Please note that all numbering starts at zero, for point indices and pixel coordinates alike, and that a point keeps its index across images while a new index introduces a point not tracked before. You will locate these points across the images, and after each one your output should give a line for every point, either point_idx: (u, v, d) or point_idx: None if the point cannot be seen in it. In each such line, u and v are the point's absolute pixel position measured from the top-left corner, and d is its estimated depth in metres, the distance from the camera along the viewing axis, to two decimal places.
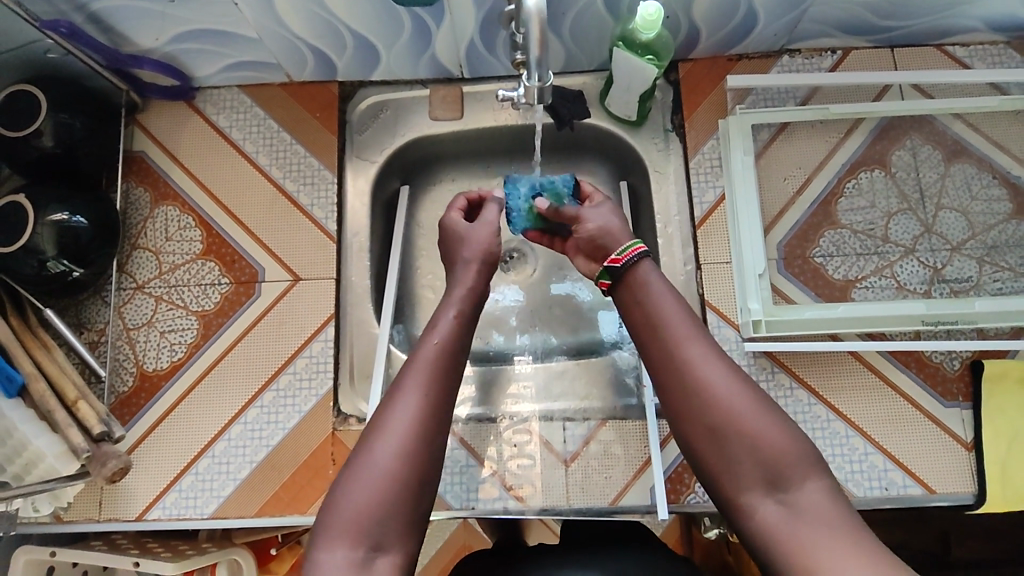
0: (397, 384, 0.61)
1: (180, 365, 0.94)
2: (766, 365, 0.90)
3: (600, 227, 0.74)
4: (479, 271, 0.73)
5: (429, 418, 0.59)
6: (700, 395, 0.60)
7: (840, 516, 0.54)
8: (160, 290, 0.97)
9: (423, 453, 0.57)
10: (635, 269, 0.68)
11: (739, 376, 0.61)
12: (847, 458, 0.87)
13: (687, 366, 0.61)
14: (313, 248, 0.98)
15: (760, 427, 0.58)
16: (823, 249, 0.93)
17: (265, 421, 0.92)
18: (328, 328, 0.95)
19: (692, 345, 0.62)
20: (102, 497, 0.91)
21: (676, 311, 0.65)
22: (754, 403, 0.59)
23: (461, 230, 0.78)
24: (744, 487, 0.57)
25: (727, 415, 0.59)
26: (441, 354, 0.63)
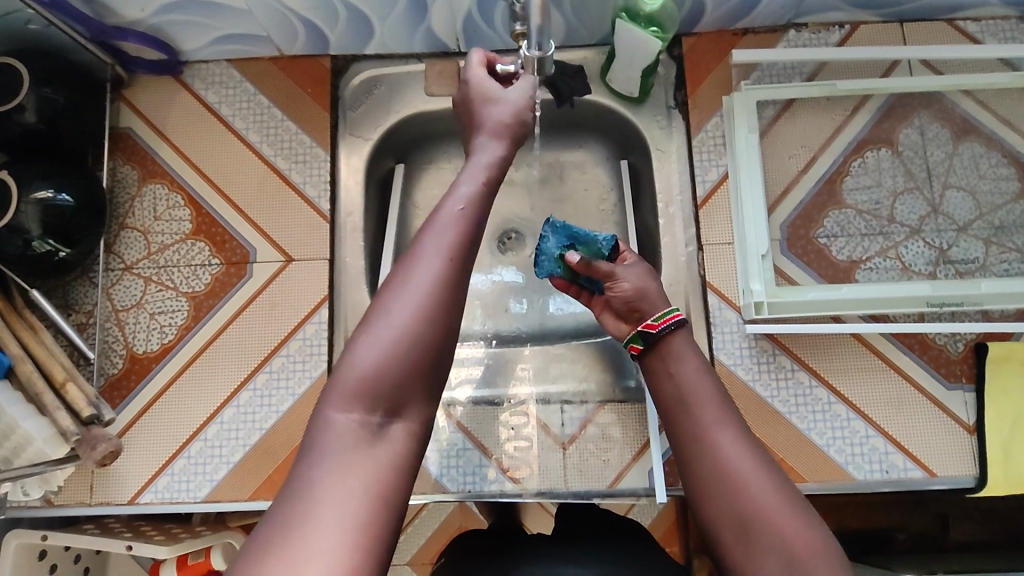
0: (416, 245, 0.54)
1: (171, 347, 0.92)
2: (767, 348, 0.88)
3: (637, 290, 0.75)
4: (502, 129, 0.67)
5: (455, 279, 0.53)
6: (723, 482, 0.56)
7: None
8: (149, 271, 0.95)
9: (442, 313, 0.51)
10: (671, 342, 0.69)
11: (768, 465, 0.57)
12: (848, 442, 0.86)
13: (713, 454, 0.58)
14: (306, 227, 0.96)
15: (784, 524, 0.53)
16: (827, 229, 0.91)
17: (258, 404, 0.90)
18: (322, 310, 0.93)
19: (721, 430, 0.59)
20: (93, 481, 0.89)
21: (710, 394, 0.63)
22: (783, 497, 0.55)
23: (490, 90, 0.71)
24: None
25: (750, 506, 0.54)
26: (467, 216, 0.56)
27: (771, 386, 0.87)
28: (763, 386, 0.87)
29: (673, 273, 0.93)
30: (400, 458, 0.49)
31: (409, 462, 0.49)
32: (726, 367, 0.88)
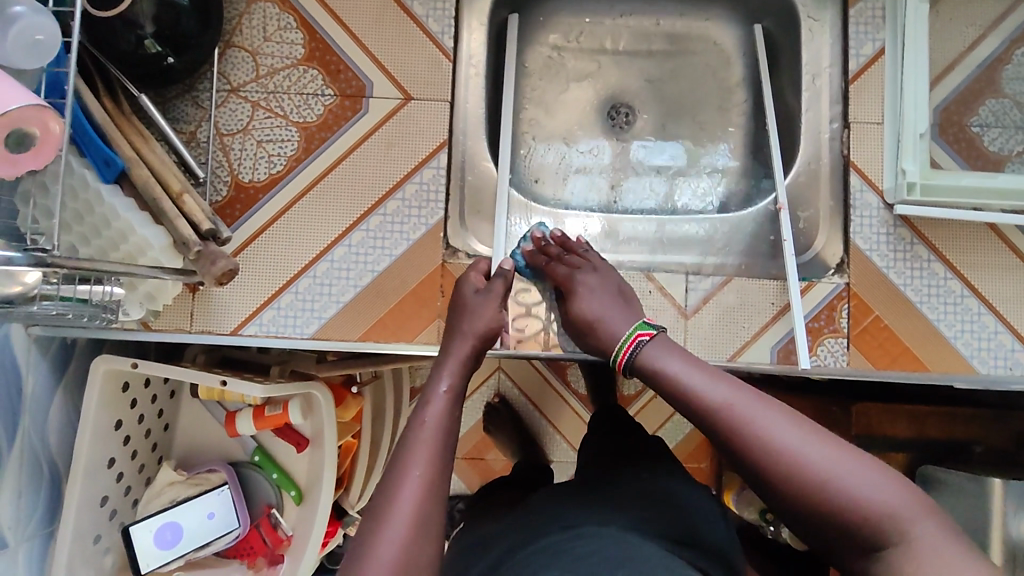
0: (403, 458, 0.64)
1: (280, 179, 0.88)
2: (906, 236, 0.85)
3: (596, 313, 0.77)
4: (467, 369, 0.75)
5: (433, 478, 0.62)
6: (707, 417, 0.59)
7: (950, 544, 0.49)
8: (257, 96, 0.88)
9: (428, 505, 0.61)
10: (573, 288, 0.82)
11: (730, 382, 0.60)
12: (975, 336, 0.84)
13: (688, 397, 0.61)
14: (427, 65, 0.89)
15: (768, 420, 0.56)
16: (981, 118, 0.87)
17: (371, 245, 0.87)
18: (441, 155, 0.89)
19: (678, 372, 0.64)
20: (194, 309, 0.86)
21: (714, 376, 0.61)
22: (758, 400, 0.58)
23: (463, 300, 0.82)
24: (837, 536, 0.53)
25: (737, 423, 0.57)
26: (437, 427, 0.67)
27: (905, 274, 0.85)
28: (897, 274, 0.85)
29: (812, 150, 0.89)
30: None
31: None
32: (861, 251, 0.86)
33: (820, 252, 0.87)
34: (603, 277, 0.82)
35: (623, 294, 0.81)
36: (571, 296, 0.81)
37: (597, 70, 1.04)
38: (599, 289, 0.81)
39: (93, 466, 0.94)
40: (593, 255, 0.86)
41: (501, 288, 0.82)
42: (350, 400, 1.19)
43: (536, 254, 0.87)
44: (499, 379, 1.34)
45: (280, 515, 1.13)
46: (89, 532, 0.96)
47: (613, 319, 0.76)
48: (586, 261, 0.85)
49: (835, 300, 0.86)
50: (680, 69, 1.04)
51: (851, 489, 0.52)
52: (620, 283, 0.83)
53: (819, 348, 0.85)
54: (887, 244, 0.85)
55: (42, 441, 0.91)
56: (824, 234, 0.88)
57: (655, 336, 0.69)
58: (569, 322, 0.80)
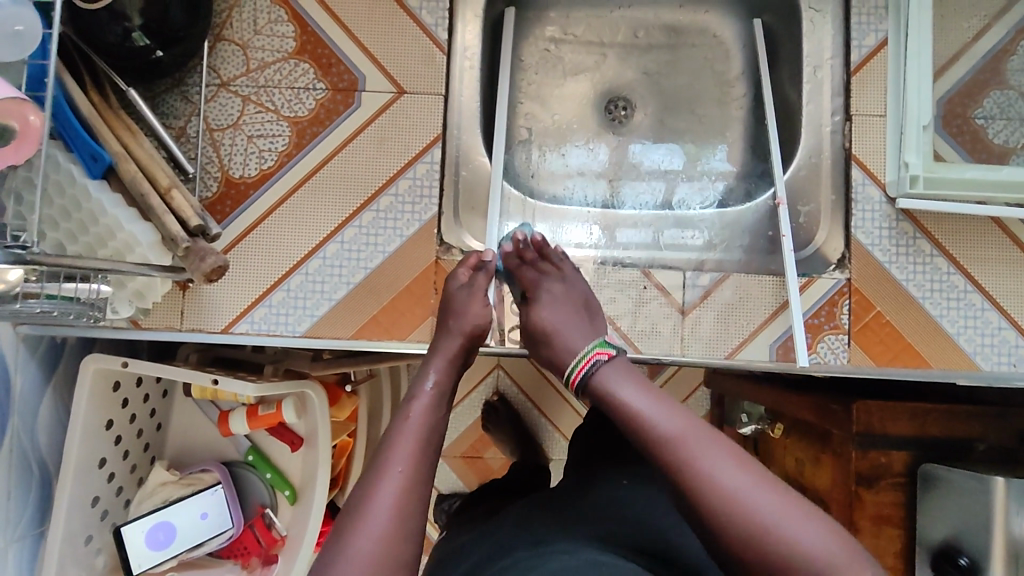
0: (384, 457, 0.66)
1: (271, 175, 0.86)
2: (909, 230, 0.84)
3: (553, 326, 0.77)
4: (454, 366, 0.77)
5: (414, 477, 0.65)
6: (742, 522, 0.55)
7: (833, 549, 0.54)
8: (248, 90, 0.87)
9: (408, 506, 0.63)
10: (602, 377, 0.68)
11: (765, 485, 0.57)
12: (978, 332, 0.83)
13: (726, 501, 0.56)
14: (421, 58, 0.87)
15: (796, 531, 0.55)
16: (985, 110, 0.85)
17: (364, 242, 0.86)
18: (435, 149, 0.87)
19: (719, 469, 0.58)
20: (183, 306, 0.85)
21: (631, 390, 0.66)
22: (788, 506, 0.56)
23: (448, 294, 0.81)
24: (726, 545, 0.56)
25: (770, 533, 0.55)
26: (420, 425, 0.69)
27: (907, 269, 0.84)
28: (899, 269, 0.84)
29: (813, 143, 0.88)
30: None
31: None
32: (862, 246, 0.84)
33: (820, 247, 0.86)
34: (568, 287, 0.81)
35: (589, 308, 0.80)
36: (533, 303, 0.80)
37: (594, 63, 1.03)
38: (632, 369, 0.70)
39: (84, 466, 0.93)
40: (564, 265, 0.83)
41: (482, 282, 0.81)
42: (346, 400, 1.19)
43: (507, 256, 0.84)
44: (497, 377, 1.33)
45: (274, 515, 1.12)
46: (81, 533, 0.95)
47: (569, 332, 0.76)
48: (557, 270, 0.83)
49: (835, 296, 0.84)
50: (678, 62, 1.02)
51: (824, 565, 0.53)
52: (589, 304, 0.81)
53: (820, 345, 0.83)
54: (889, 239, 0.84)
55: (32, 441, 0.90)
56: (825, 229, 0.86)
57: (614, 357, 0.70)
58: (527, 331, 0.80)
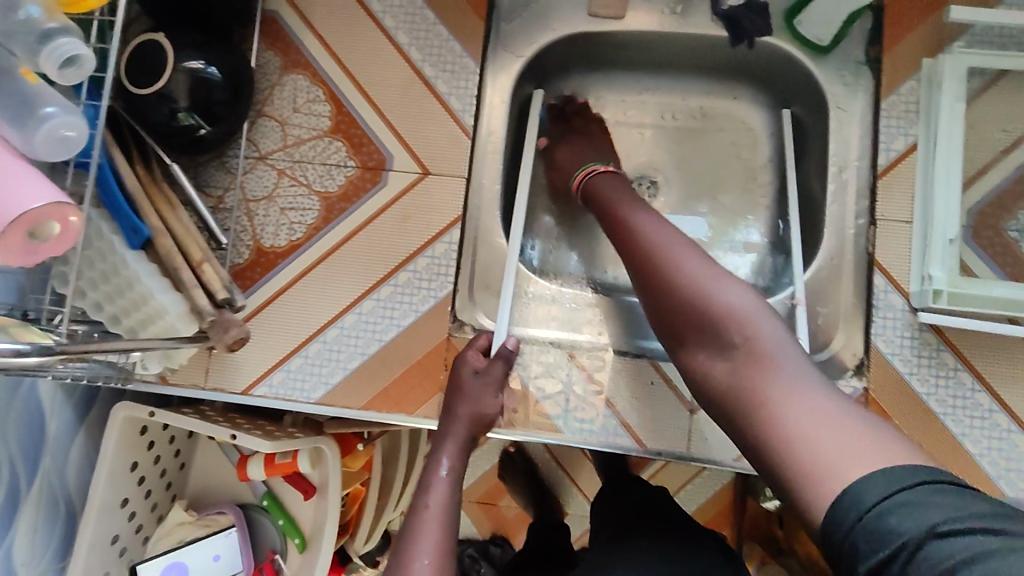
0: (409, 549, 0.68)
1: (299, 246, 0.90)
2: (932, 342, 0.81)
3: (570, 153, 0.95)
4: (462, 452, 0.80)
5: (439, 572, 0.66)
6: (697, 299, 0.68)
7: (783, 343, 0.63)
8: (283, 164, 0.92)
9: None
10: (596, 181, 0.87)
11: (722, 283, 0.69)
12: (1004, 455, 0.79)
13: (684, 284, 0.69)
14: (447, 141, 0.91)
15: (743, 322, 0.65)
16: (1019, 223, 0.82)
17: (380, 315, 0.89)
18: (454, 230, 0.90)
19: (684, 264, 0.70)
20: (209, 365, 0.89)
21: (643, 221, 0.77)
22: (741, 300, 0.67)
23: (460, 380, 0.83)
24: (706, 334, 0.67)
25: (722, 316, 0.66)
26: (440, 512, 0.72)
27: (928, 383, 0.81)
28: (920, 381, 0.81)
29: (835, 244, 0.86)
30: None
31: None
32: (882, 354, 0.81)
33: (837, 351, 0.84)
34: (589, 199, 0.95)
35: (604, 213, 0.94)
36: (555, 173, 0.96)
37: (620, 144, 1.04)
38: (623, 180, 0.87)
39: (107, 505, 0.98)
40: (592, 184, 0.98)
41: (499, 371, 0.83)
42: (360, 451, 1.21)
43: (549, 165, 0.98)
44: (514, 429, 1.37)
45: (284, 561, 1.15)
46: (99, 570, 1.00)
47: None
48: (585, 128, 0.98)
49: None
50: (704, 147, 1.03)
51: (778, 368, 0.62)
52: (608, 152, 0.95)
53: None
54: (910, 349, 0.81)
55: (61, 479, 0.95)
56: (843, 333, 0.84)
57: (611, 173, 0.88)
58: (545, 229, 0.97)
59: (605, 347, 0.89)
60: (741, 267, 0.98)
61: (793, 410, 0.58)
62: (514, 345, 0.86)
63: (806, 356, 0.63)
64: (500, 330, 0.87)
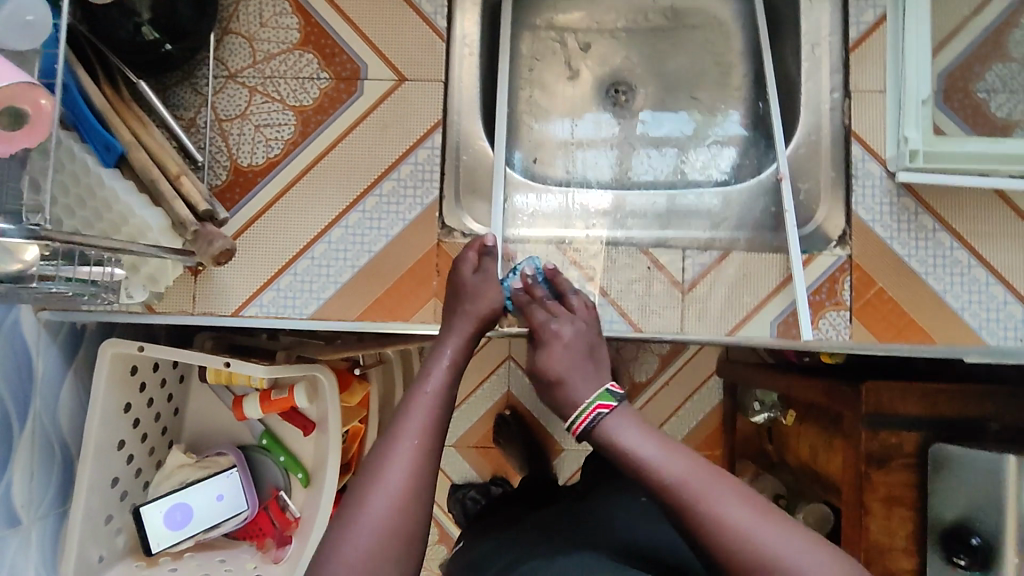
0: (394, 430, 0.69)
1: (277, 163, 0.89)
2: (910, 206, 0.83)
3: (562, 373, 0.72)
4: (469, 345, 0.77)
5: (424, 451, 0.67)
6: (755, 559, 0.56)
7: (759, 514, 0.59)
8: (254, 81, 0.90)
9: (417, 486, 0.65)
10: (607, 425, 0.68)
11: (767, 517, 0.58)
12: (983, 307, 0.83)
13: (742, 540, 0.57)
14: (421, 46, 0.89)
15: (802, 560, 0.56)
16: (987, 84, 0.85)
17: (367, 226, 0.88)
18: (435, 135, 0.89)
19: (725, 506, 0.59)
20: (196, 290, 0.88)
21: (608, 434, 0.67)
22: (794, 537, 0.57)
23: (461, 278, 0.81)
24: (700, 524, 0.59)
25: (781, 564, 0.55)
26: (435, 398, 0.71)
27: (909, 246, 0.83)
28: (902, 246, 0.83)
29: (813, 120, 0.87)
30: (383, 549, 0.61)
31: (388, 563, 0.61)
32: (863, 222, 0.84)
33: (821, 224, 0.86)
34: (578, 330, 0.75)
35: (596, 353, 0.75)
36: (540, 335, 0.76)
37: (594, 49, 1.04)
38: (638, 420, 0.69)
39: (103, 448, 0.97)
40: (581, 300, 0.80)
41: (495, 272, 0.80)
42: (357, 385, 1.20)
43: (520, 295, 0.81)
44: (509, 367, 1.43)
45: (288, 497, 1.15)
46: (101, 513, 0.99)
47: (575, 381, 0.71)
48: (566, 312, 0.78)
49: (836, 273, 0.84)
50: (678, 45, 1.03)
51: (767, 548, 0.56)
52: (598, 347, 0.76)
53: (821, 322, 0.84)
54: (889, 215, 0.84)
55: (53, 423, 0.93)
56: (826, 206, 0.86)
57: (615, 409, 0.68)
58: (534, 374, 0.75)
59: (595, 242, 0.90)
60: (720, 157, 1.00)
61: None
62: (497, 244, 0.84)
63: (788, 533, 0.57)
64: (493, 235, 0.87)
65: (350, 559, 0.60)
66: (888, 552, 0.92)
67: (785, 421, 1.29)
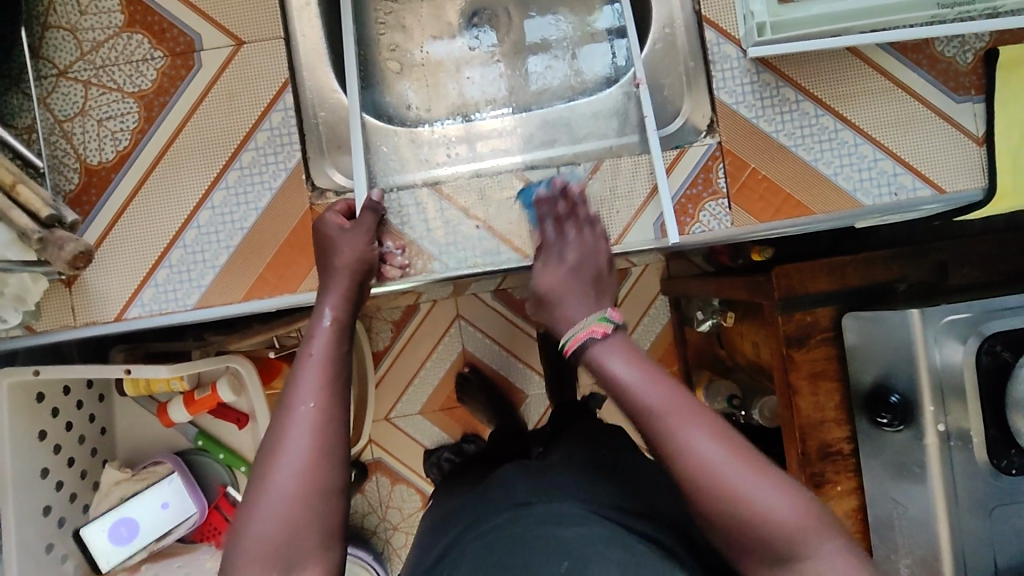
0: (289, 396, 0.64)
1: (128, 155, 0.85)
2: (771, 81, 0.83)
3: (554, 292, 0.72)
4: (349, 300, 0.74)
5: (327, 411, 0.63)
6: (729, 506, 0.55)
7: (740, 458, 0.57)
8: (86, 74, 0.85)
9: (325, 447, 0.62)
10: (597, 352, 0.64)
11: (745, 459, 0.57)
12: (857, 169, 0.83)
13: (714, 482, 0.56)
14: (252, 5, 0.85)
15: (769, 502, 0.55)
16: None
17: (234, 203, 0.85)
18: (286, 96, 0.85)
19: (700, 443, 0.57)
20: (72, 302, 0.84)
21: (611, 360, 0.63)
22: (770, 483, 0.56)
23: (329, 239, 0.79)
24: (681, 459, 0.57)
25: (749, 507, 0.55)
26: (325, 356, 0.67)
27: (776, 121, 0.83)
28: (768, 122, 0.84)
29: (665, 11, 0.87)
30: (300, 520, 0.58)
31: (311, 530, 0.59)
32: (728, 106, 0.84)
33: (688, 117, 0.86)
34: (582, 253, 0.75)
35: (598, 281, 0.74)
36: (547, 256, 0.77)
37: None
38: (630, 346, 0.65)
39: (25, 478, 0.95)
40: (590, 230, 0.78)
41: (370, 223, 0.80)
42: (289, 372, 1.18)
43: (542, 202, 0.79)
44: (460, 327, 1.44)
45: (236, 492, 1.13)
46: (39, 542, 0.97)
47: (569, 303, 0.70)
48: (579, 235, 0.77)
49: (709, 162, 0.84)
50: None
51: (745, 492, 0.55)
52: (592, 265, 0.75)
53: (702, 213, 0.84)
54: (750, 94, 0.83)
55: None
56: (689, 101, 0.86)
57: (610, 334, 0.65)
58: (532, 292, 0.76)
59: (490, 176, 0.88)
60: (601, 53, 0.98)
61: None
62: (380, 196, 0.82)
63: (766, 473, 0.57)
64: (358, 190, 0.84)
65: (266, 535, 0.57)
66: (822, 424, 0.94)
67: (727, 324, 1.30)
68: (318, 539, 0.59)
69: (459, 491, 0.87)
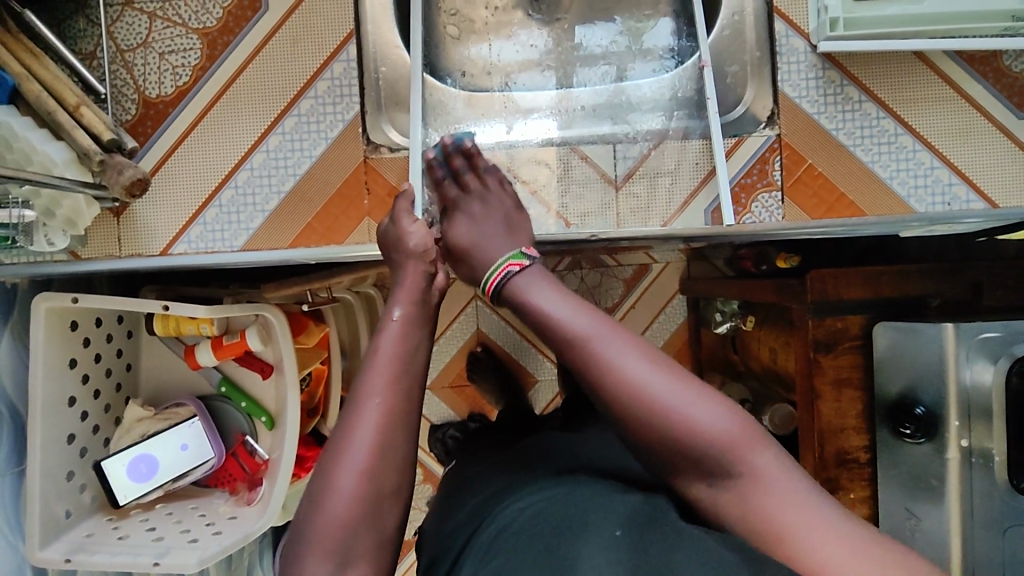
0: (357, 392, 0.60)
1: (187, 92, 0.85)
2: (835, 78, 0.83)
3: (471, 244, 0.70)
4: (426, 288, 0.68)
5: (393, 412, 0.59)
6: (660, 425, 0.55)
7: (670, 380, 0.57)
8: (152, 6, 0.85)
9: (388, 449, 0.57)
10: (517, 286, 0.64)
11: (675, 379, 0.57)
12: (912, 175, 0.83)
13: (646, 404, 0.56)
14: None
15: (700, 417, 0.55)
16: None
17: (290, 149, 0.85)
18: (349, 47, 0.85)
19: (631, 366, 0.57)
20: (120, 233, 0.85)
21: (529, 293, 0.63)
22: (701, 398, 0.57)
23: (386, 231, 0.73)
24: (614, 388, 0.57)
25: (684, 424, 0.55)
26: (398, 353, 0.62)
27: (837, 119, 0.83)
28: (828, 120, 0.83)
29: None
30: (354, 524, 0.55)
31: (364, 535, 0.55)
32: (790, 99, 0.84)
33: (749, 106, 0.86)
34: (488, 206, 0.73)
35: (509, 226, 0.72)
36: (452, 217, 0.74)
37: None
38: (547, 275, 0.65)
39: (52, 404, 0.95)
40: (493, 178, 0.76)
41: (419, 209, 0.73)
42: (314, 328, 1.16)
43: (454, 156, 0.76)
44: (476, 306, 1.44)
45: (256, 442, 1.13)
46: (62, 469, 0.98)
47: (487, 246, 0.69)
48: (481, 185, 0.75)
49: (766, 153, 0.85)
50: None
51: (677, 414, 0.55)
52: (509, 212, 0.73)
53: (754, 204, 0.84)
54: (811, 89, 0.83)
55: None
56: (752, 88, 0.86)
57: (527, 267, 0.65)
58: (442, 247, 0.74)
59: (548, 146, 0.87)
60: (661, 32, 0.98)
61: (765, 495, 0.54)
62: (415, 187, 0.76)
63: (697, 392, 0.57)
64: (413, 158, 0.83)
65: (320, 535, 0.54)
66: (840, 431, 0.94)
67: (745, 328, 1.30)
68: (373, 545, 0.56)
69: (480, 459, 0.87)
